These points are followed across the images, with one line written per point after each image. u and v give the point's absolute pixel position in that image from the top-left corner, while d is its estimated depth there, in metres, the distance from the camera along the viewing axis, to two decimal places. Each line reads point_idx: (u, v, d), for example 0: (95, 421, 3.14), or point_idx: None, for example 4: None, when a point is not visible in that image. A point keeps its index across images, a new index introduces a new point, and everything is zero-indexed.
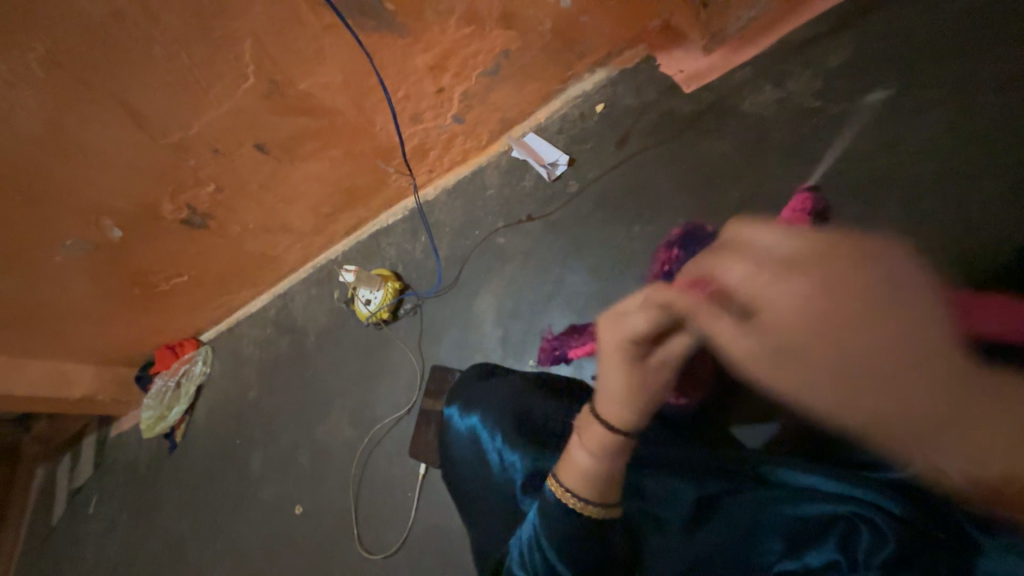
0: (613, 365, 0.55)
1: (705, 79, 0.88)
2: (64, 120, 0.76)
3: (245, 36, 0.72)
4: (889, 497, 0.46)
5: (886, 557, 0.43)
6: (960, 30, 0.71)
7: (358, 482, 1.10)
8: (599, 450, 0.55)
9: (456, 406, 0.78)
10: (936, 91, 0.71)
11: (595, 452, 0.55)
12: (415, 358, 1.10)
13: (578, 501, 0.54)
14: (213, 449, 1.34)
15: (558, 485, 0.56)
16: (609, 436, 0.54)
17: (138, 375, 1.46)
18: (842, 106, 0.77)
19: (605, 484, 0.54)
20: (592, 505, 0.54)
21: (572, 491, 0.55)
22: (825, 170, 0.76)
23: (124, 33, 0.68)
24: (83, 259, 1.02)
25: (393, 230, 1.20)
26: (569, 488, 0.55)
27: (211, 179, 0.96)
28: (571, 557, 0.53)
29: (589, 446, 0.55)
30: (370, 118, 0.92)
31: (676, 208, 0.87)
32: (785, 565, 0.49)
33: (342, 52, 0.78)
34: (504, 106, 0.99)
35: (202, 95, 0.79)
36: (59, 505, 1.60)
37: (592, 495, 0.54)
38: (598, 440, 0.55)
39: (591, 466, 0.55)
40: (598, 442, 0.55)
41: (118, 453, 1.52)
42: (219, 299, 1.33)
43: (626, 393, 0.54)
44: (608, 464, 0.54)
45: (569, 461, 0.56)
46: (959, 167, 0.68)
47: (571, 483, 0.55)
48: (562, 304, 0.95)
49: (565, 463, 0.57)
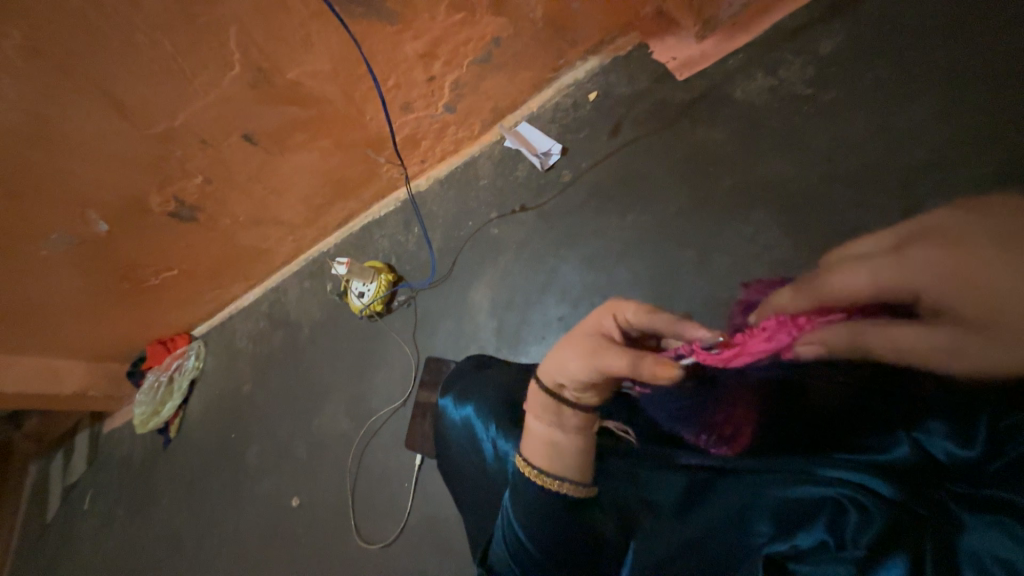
0: (569, 341, 0.55)
1: (699, 67, 0.88)
2: (45, 110, 0.74)
3: (230, 24, 0.71)
4: (876, 478, 0.47)
5: (876, 537, 0.44)
6: (951, 16, 0.71)
7: (355, 474, 1.10)
8: (544, 416, 0.57)
9: (450, 397, 0.78)
10: (926, 77, 0.72)
11: (546, 421, 0.56)
12: (411, 351, 1.10)
13: (530, 469, 0.56)
14: (209, 442, 1.34)
15: (519, 453, 0.58)
16: (550, 400, 0.56)
17: (130, 370, 1.45)
18: (833, 94, 0.77)
19: (555, 454, 0.56)
20: (543, 474, 0.55)
21: (534, 464, 0.56)
22: (817, 157, 0.77)
23: (104, 20, 0.66)
24: (69, 253, 1.01)
25: (385, 221, 1.19)
26: (529, 459, 0.57)
27: (200, 171, 0.94)
28: (532, 527, 0.55)
29: (538, 412, 0.57)
30: (360, 107, 0.91)
31: (671, 196, 0.87)
32: (777, 548, 0.49)
33: (330, 40, 0.76)
34: (496, 94, 0.98)
35: (187, 85, 0.78)
36: (53, 502, 1.59)
37: (544, 465, 0.56)
38: (542, 407, 0.57)
39: (542, 434, 0.57)
40: (545, 408, 0.57)
41: (112, 449, 1.51)
42: (210, 293, 1.32)
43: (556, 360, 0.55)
44: (556, 432, 0.56)
45: (528, 433, 0.58)
46: (947, 153, 0.69)
47: (527, 450, 0.57)
48: (556, 294, 0.95)
49: (524, 430, 0.59)
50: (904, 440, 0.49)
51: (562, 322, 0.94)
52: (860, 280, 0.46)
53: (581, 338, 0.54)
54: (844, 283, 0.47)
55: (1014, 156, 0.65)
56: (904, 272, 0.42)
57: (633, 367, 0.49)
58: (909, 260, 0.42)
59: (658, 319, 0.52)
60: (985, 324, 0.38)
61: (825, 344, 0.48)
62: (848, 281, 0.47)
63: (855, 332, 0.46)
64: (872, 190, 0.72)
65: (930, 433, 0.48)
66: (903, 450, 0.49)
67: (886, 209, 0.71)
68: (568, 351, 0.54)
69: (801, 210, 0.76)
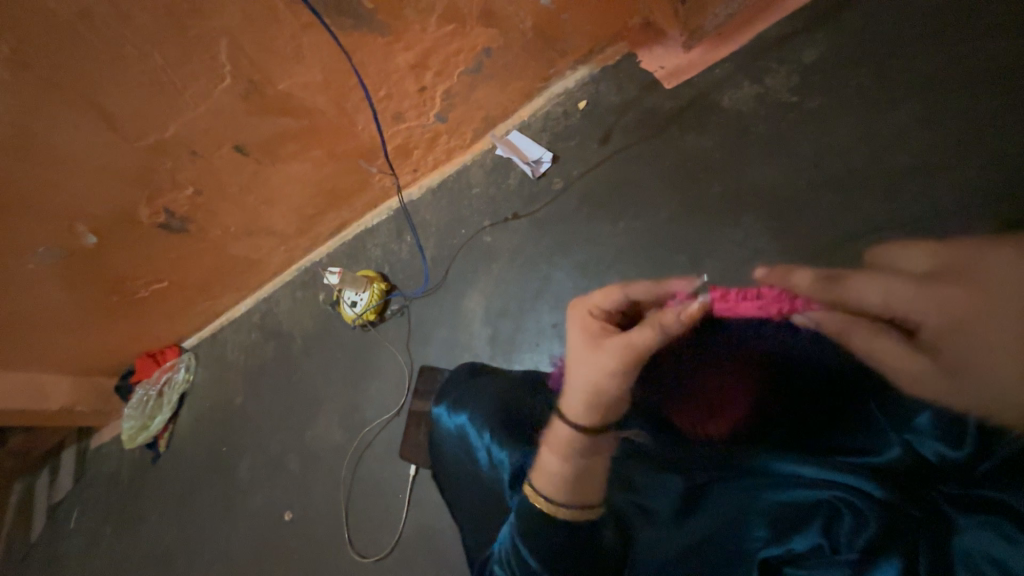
0: (583, 357, 0.59)
1: (686, 75, 0.89)
2: (33, 123, 0.73)
3: (220, 36, 0.71)
4: (870, 480, 0.47)
5: (870, 540, 0.44)
6: (929, 26, 0.73)
7: (348, 486, 1.09)
8: (562, 451, 0.58)
9: (444, 406, 0.77)
10: (906, 85, 0.74)
11: (561, 454, 0.58)
12: (404, 360, 1.09)
13: (546, 502, 0.56)
14: (199, 456, 1.32)
15: (530, 487, 0.58)
16: (569, 434, 0.58)
17: (118, 384, 1.43)
18: (817, 102, 0.79)
19: (574, 485, 0.56)
20: (561, 506, 0.55)
21: (550, 499, 0.56)
22: (803, 163, 0.78)
23: (94, 33, 0.66)
24: (57, 266, 0.99)
25: (377, 230, 1.19)
26: (544, 493, 0.56)
27: (190, 182, 0.94)
28: (544, 552, 0.54)
29: (555, 447, 0.59)
30: (352, 117, 0.91)
31: (661, 203, 0.88)
32: (772, 552, 0.49)
33: (321, 51, 0.77)
34: (487, 104, 0.99)
35: (177, 96, 0.77)
36: (38, 521, 1.55)
37: (562, 497, 0.56)
38: (563, 442, 0.58)
39: (558, 468, 0.57)
40: (562, 443, 0.58)
41: (99, 465, 1.48)
42: (201, 305, 1.30)
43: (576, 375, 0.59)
44: (574, 464, 0.57)
45: (540, 468, 0.58)
46: (928, 158, 0.71)
47: (542, 485, 0.57)
48: (550, 301, 0.96)
49: (537, 465, 0.59)
50: (896, 441, 0.49)
51: (556, 329, 0.94)
52: (880, 294, 0.58)
53: (594, 346, 0.59)
54: (863, 294, 0.59)
55: (992, 160, 0.67)
56: (921, 296, 0.55)
57: (660, 327, 0.58)
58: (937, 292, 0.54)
59: (634, 287, 0.62)
60: (960, 352, 0.49)
61: (819, 323, 0.57)
62: (867, 294, 0.59)
63: (844, 330, 0.56)
64: (856, 195, 0.74)
65: (921, 434, 0.48)
66: (896, 452, 0.49)
67: (872, 213, 0.72)
68: (590, 363, 0.58)
69: (788, 215, 0.78)
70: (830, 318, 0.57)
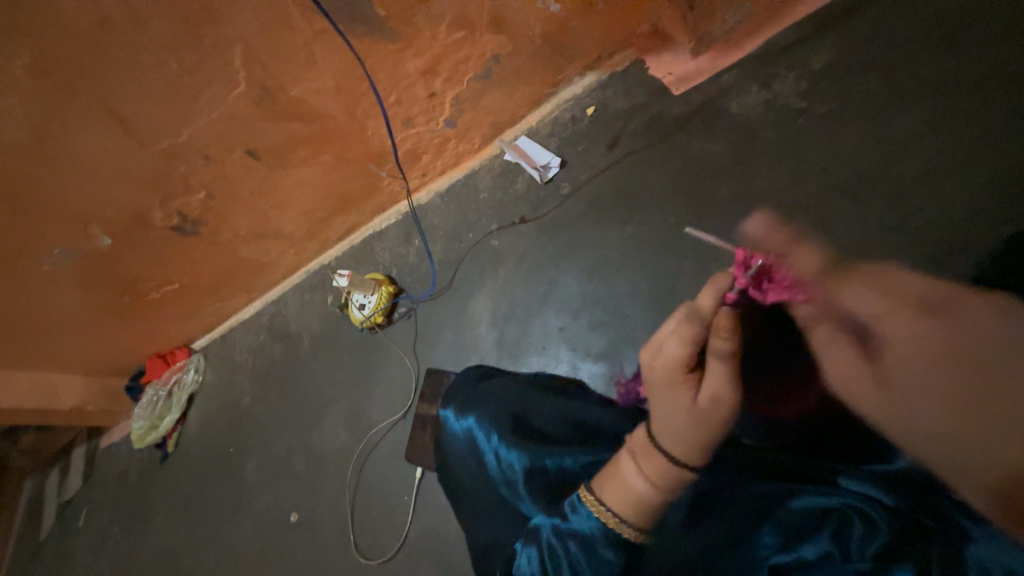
0: (667, 407, 0.52)
1: (695, 82, 0.89)
2: (52, 128, 0.75)
3: (235, 43, 0.72)
4: (879, 488, 0.48)
5: (881, 550, 0.44)
6: (940, 32, 0.73)
7: (354, 488, 1.09)
8: (654, 480, 0.51)
9: (452, 408, 0.78)
10: (917, 91, 0.73)
11: (653, 482, 0.51)
12: (411, 362, 1.10)
13: (625, 527, 0.52)
14: (207, 457, 1.33)
15: (602, 507, 0.53)
16: (673, 469, 0.51)
17: (128, 385, 1.44)
18: (827, 107, 0.79)
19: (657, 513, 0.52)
20: (638, 531, 0.52)
21: (618, 516, 0.52)
22: (812, 168, 0.78)
23: (113, 40, 0.68)
24: (71, 268, 1.01)
25: (386, 234, 1.20)
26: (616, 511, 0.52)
27: (203, 185, 0.95)
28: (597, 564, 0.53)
29: (651, 476, 0.52)
30: (362, 122, 0.92)
31: (669, 208, 0.88)
32: (782, 560, 0.49)
33: (333, 57, 0.78)
34: (496, 109, 1.00)
35: (192, 102, 0.79)
36: (47, 520, 1.57)
37: (642, 523, 0.52)
38: (664, 476, 0.51)
39: (649, 497, 0.52)
40: (662, 475, 0.51)
41: (108, 464, 1.49)
42: (211, 306, 1.32)
43: (674, 426, 0.51)
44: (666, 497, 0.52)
45: (618, 484, 0.53)
46: (939, 164, 0.70)
47: (622, 509, 0.52)
48: (557, 305, 0.96)
49: (615, 483, 0.53)
50: None
51: (563, 333, 0.94)
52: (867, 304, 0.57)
53: (683, 392, 0.52)
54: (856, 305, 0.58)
55: (1002, 166, 0.67)
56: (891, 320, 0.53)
57: (724, 357, 0.51)
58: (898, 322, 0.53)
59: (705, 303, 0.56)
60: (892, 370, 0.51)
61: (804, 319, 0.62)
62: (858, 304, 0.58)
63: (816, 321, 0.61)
64: (864, 201, 0.74)
65: None
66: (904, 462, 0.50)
67: (881, 220, 0.72)
68: (672, 406, 0.52)
69: (796, 220, 0.77)
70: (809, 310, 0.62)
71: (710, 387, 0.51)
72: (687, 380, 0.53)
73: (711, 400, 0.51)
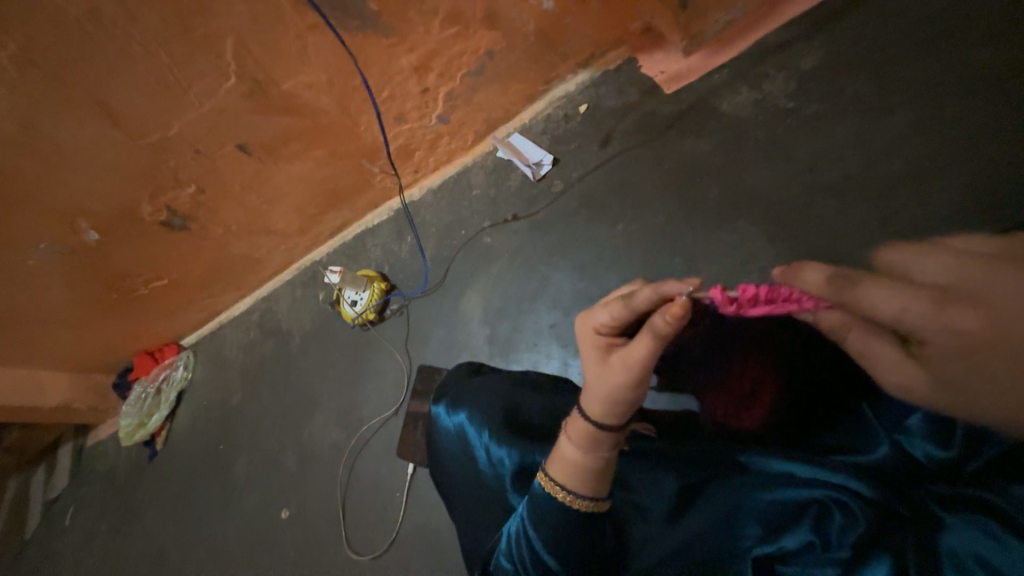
0: (589, 363, 0.55)
1: (686, 81, 0.90)
2: (38, 120, 0.74)
3: (227, 36, 0.72)
4: (858, 480, 0.47)
5: (858, 538, 0.44)
6: (926, 34, 0.74)
7: (346, 484, 1.09)
8: (577, 440, 0.54)
9: (443, 404, 0.78)
10: (903, 92, 0.75)
11: (579, 443, 0.54)
12: (403, 359, 1.10)
13: (560, 490, 0.53)
14: (197, 454, 1.32)
15: (548, 478, 0.55)
16: (593, 429, 0.53)
17: (116, 382, 1.42)
18: (815, 107, 0.80)
19: (595, 479, 0.53)
20: (579, 498, 0.53)
21: (560, 485, 0.54)
22: (800, 167, 0.79)
23: (102, 31, 0.67)
24: (58, 263, 1.00)
25: (378, 230, 1.20)
26: (557, 480, 0.54)
27: (192, 180, 0.94)
28: (557, 547, 0.53)
29: (577, 438, 0.54)
30: (355, 117, 0.92)
31: (659, 207, 0.89)
32: (763, 550, 0.49)
33: (326, 51, 0.78)
34: (489, 106, 1.00)
35: (182, 95, 0.78)
36: (33, 519, 1.55)
37: (582, 489, 0.53)
38: (581, 431, 0.54)
39: (581, 461, 0.53)
40: (585, 435, 0.53)
41: (96, 462, 1.48)
42: (201, 302, 1.31)
43: (591, 383, 0.54)
44: (598, 459, 0.53)
45: (557, 454, 0.55)
46: (924, 163, 0.72)
47: (560, 475, 0.54)
48: (548, 302, 0.96)
49: (555, 452, 0.56)
50: (886, 441, 0.50)
51: (554, 330, 0.95)
52: (895, 304, 0.41)
53: (601, 354, 0.55)
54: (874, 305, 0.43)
55: (985, 165, 0.68)
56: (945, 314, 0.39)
57: (658, 336, 0.48)
58: (952, 312, 0.38)
59: (637, 307, 0.51)
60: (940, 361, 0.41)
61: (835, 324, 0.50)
62: (881, 305, 0.42)
63: (848, 325, 0.50)
64: (851, 198, 0.75)
65: (910, 434, 0.49)
66: (885, 452, 0.50)
67: (869, 220, 0.73)
68: (590, 363, 0.55)
69: (784, 218, 0.79)
70: (837, 316, 0.50)
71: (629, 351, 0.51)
72: (607, 343, 0.56)
73: (620, 359, 0.51)
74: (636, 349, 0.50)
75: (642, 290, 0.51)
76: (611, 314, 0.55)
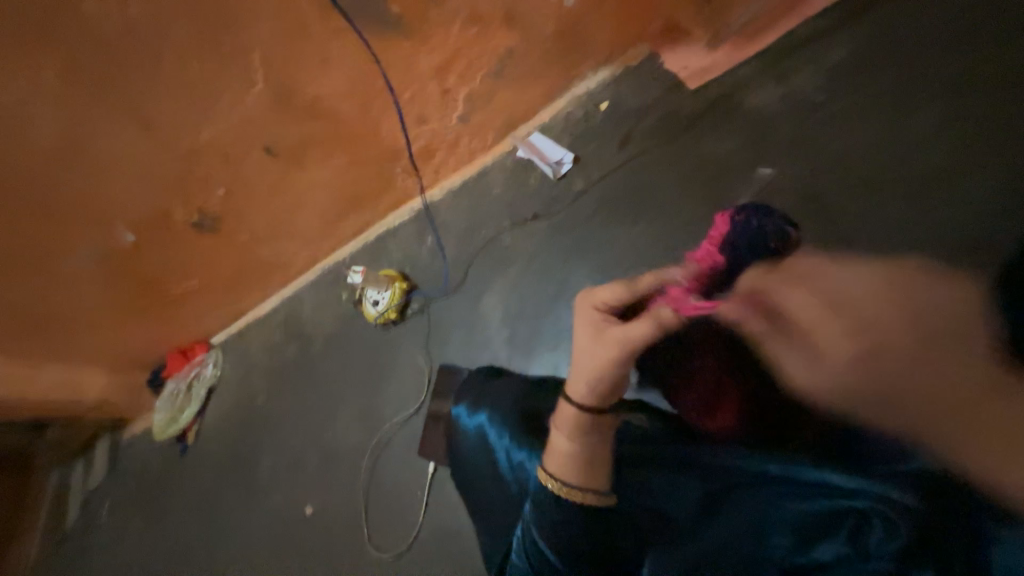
0: (583, 336, 0.64)
1: (710, 76, 0.88)
2: (78, 128, 0.77)
3: (254, 43, 0.74)
4: (898, 489, 0.48)
5: (898, 550, 0.45)
6: (965, 21, 0.71)
7: (368, 483, 1.11)
8: (565, 429, 0.60)
9: (464, 404, 0.78)
10: (945, 83, 0.71)
11: (567, 433, 0.60)
12: (424, 358, 1.11)
13: (555, 484, 0.58)
14: (225, 450, 1.35)
15: (541, 469, 0.60)
16: (576, 414, 0.60)
17: (149, 380, 1.48)
18: (847, 100, 0.77)
19: (586, 469, 0.59)
20: (581, 492, 0.57)
21: (552, 475, 0.59)
22: (831, 161, 0.76)
23: (137, 41, 0.69)
24: (96, 265, 1.04)
25: (399, 232, 1.21)
26: (549, 471, 0.59)
27: (221, 184, 0.97)
28: (561, 547, 0.56)
29: (563, 427, 0.61)
30: (376, 120, 0.93)
31: (683, 205, 0.87)
32: (797, 561, 0.49)
33: (349, 56, 0.79)
34: (508, 106, 1.00)
35: (212, 102, 0.81)
36: (72, 511, 1.62)
37: (581, 482, 0.58)
38: (566, 418, 0.60)
39: (568, 451, 0.59)
40: (572, 425, 0.60)
41: (130, 457, 1.54)
42: (228, 303, 1.34)
43: (582, 367, 0.62)
44: (583, 446, 0.59)
45: (550, 446, 0.61)
46: (961, 158, 0.68)
47: (552, 465, 0.60)
48: (569, 302, 0.96)
49: (549, 446, 0.61)
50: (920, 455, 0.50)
51: (575, 330, 0.94)
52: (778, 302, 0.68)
53: (597, 331, 0.63)
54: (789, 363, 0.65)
55: None
56: None
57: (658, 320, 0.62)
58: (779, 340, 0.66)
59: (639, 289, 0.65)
60: None
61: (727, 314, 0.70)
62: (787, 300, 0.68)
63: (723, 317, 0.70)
64: (879, 196, 0.71)
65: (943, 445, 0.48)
66: None
67: (891, 227, 0.69)
68: (583, 340, 0.64)
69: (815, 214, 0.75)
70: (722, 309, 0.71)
71: (625, 331, 0.61)
72: (602, 321, 0.64)
73: (617, 338, 0.61)
74: (634, 330, 0.61)
75: (647, 277, 0.66)
76: (614, 296, 0.65)
